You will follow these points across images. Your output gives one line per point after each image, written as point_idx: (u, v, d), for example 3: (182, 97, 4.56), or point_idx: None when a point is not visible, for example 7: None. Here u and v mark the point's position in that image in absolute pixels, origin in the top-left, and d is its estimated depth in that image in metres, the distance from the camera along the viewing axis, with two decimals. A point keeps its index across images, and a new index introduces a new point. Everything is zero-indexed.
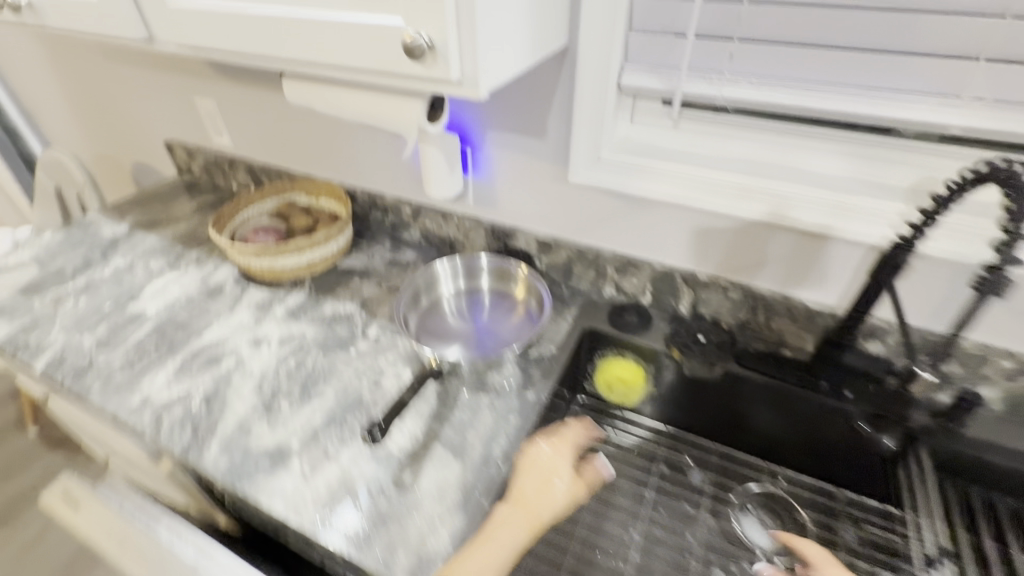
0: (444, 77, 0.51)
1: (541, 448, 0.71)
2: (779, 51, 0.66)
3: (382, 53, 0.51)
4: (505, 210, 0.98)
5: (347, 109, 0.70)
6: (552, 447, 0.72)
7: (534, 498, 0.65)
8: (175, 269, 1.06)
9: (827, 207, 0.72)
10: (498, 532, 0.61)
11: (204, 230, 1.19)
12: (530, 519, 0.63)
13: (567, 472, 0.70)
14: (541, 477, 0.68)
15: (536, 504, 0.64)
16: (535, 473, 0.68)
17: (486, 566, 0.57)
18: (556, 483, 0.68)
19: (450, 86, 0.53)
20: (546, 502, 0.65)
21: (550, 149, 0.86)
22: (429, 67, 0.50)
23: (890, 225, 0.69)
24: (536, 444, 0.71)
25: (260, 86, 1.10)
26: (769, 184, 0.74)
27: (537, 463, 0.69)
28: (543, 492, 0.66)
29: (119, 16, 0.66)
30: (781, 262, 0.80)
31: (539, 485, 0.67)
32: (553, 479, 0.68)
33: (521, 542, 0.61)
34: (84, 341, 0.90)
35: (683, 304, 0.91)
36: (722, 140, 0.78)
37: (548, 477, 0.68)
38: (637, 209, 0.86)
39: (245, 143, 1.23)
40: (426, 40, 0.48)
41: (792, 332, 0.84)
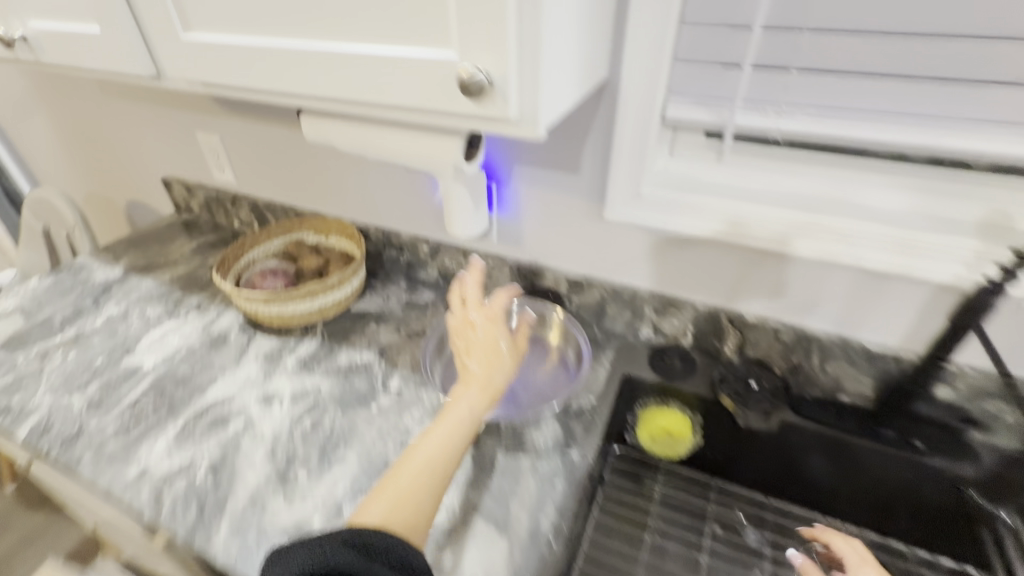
0: (500, 116, 0.46)
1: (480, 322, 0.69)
2: (842, 81, 0.61)
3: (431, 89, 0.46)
4: (532, 248, 0.92)
5: (374, 147, 0.64)
6: (487, 317, 0.70)
7: (481, 376, 0.65)
8: (174, 316, 0.99)
9: (893, 245, 0.67)
10: (455, 411, 0.61)
11: (206, 272, 1.11)
12: (482, 395, 0.64)
13: (508, 339, 0.69)
14: (486, 346, 0.67)
15: (483, 381, 0.65)
16: (477, 346, 0.67)
17: (444, 453, 0.58)
18: (501, 350, 0.68)
19: (503, 125, 0.47)
20: (496, 372, 0.66)
21: (584, 184, 0.81)
22: (484, 106, 0.45)
23: (964, 263, 0.64)
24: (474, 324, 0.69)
25: (267, 121, 1.04)
26: (827, 219, 0.70)
27: (480, 332, 0.69)
28: (489, 358, 0.67)
29: (126, 51, 0.61)
30: (838, 302, 0.75)
31: (483, 360, 0.66)
32: (495, 346, 0.67)
33: (477, 420, 0.63)
34: (73, 403, 0.82)
35: (728, 346, 0.84)
36: (771, 174, 0.73)
37: (496, 346, 0.68)
38: (679, 247, 0.81)
39: (249, 179, 1.17)
40: (485, 75, 0.43)
41: (851, 376, 0.78)
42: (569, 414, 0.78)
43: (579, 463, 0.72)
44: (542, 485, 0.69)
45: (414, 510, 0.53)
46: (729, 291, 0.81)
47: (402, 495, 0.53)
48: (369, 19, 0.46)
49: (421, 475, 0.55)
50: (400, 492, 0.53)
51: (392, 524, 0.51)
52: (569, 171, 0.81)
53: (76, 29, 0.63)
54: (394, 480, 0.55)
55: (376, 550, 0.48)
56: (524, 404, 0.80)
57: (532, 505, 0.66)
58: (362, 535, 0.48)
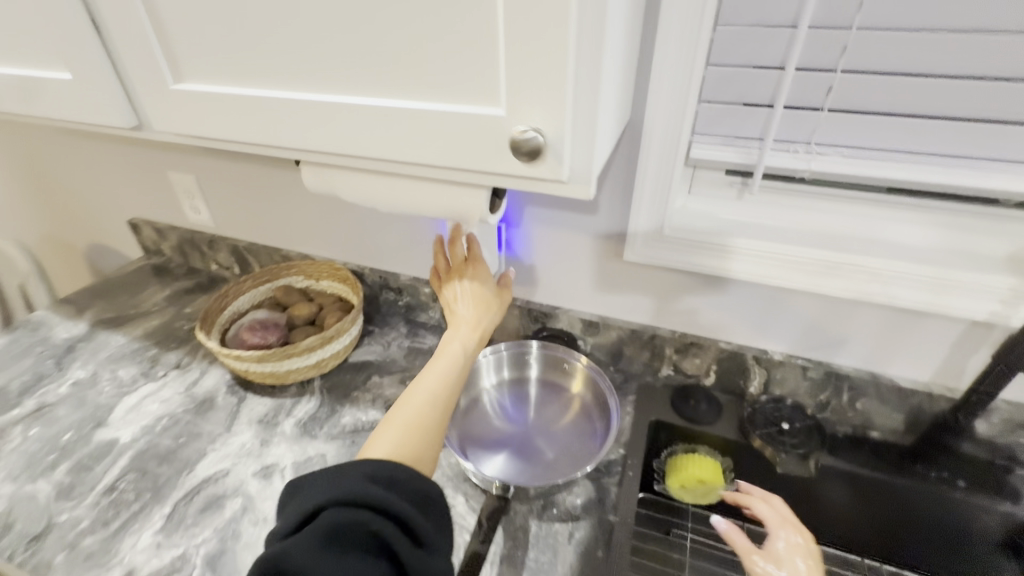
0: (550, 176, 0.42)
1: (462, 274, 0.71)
2: (873, 121, 0.60)
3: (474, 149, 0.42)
4: (544, 289, 0.88)
5: (388, 199, 0.59)
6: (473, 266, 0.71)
7: (471, 320, 0.66)
8: (151, 378, 0.89)
9: (926, 282, 0.65)
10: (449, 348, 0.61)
11: (183, 324, 1.02)
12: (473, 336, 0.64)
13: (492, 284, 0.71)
14: (471, 297, 0.68)
15: (472, 324, 0.66)
16: (464, 295, 0.69)
17: (445, 387, 0.58)
18: (487, 296, 0.69)
19: (551, 185, 0.43)
20: (483, 315, 0.67)
21: (602, 224, 0.77)
22: (534, 166, 0.41)
23: (999, 299, 0.63)
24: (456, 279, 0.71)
25: (250, 161, 0.97)
26: (858, 257, 0.67)
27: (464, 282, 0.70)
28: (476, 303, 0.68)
29: (102, 101, 0.53)
30: (866, 338, 0.73)
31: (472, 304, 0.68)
32: (483, 291, 0.69)
33: (471, 356, 0.63)
34: (39, 490, 0.72)
35: (754, 384, 0.82)
36: (794, 211, 0.72)
37: (481, 292, 0.70)
38: (702, 286, 0.78)
39: (229, 221, 1.09)
40: (538, 135, 0.39)
41: (880, 412, 0.76)
42: (600, 469, 0.73)
43: (618, 525, 0.66)
44: (583, 556, 0.63)
45: (423, 441, 0.52)
46: (755, 328, 0.79)
47: (408, 427, 0.52)
48: (399, 73, 0.42)
49: (423, 412, 0.54)
50: (406, 426, 0.52)
51: (405, 452, 0.50)
52: (586, 211, 0.77)
53: (41, 75, 0.56)
54: (397, 417, 0.54)
55: (392, 481, 0.46)
56: (549, 461, 0.75)
57: None
58: (378, 469, 0.47)
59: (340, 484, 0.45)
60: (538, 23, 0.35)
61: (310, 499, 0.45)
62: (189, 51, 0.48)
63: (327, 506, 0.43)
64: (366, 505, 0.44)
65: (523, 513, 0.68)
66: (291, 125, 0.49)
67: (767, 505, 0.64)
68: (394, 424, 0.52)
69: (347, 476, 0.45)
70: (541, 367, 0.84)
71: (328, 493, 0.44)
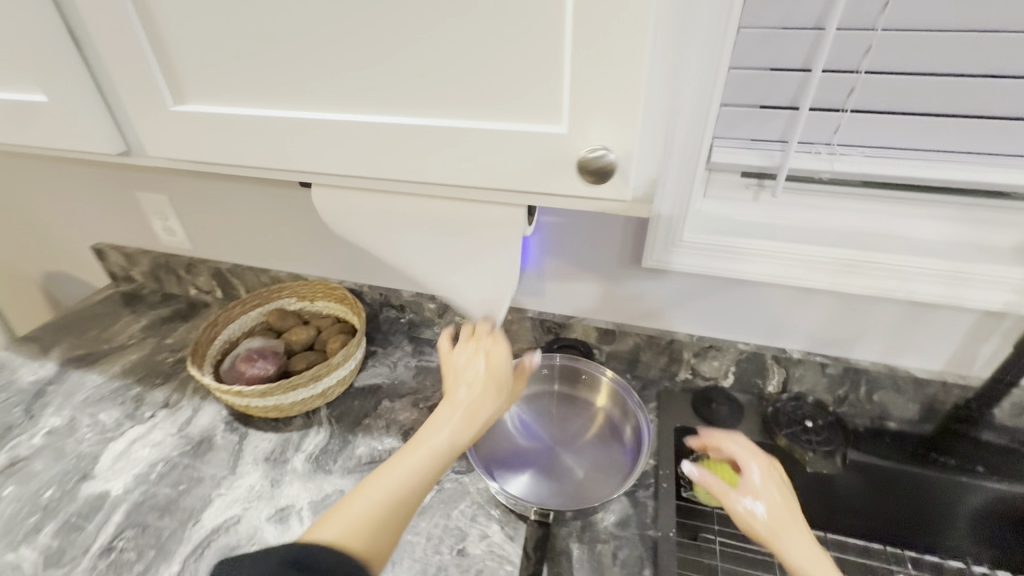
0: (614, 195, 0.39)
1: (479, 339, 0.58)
2: (894, 120, 0.60)
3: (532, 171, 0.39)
4: (558, 299, 0.87)
5: (411, 220, 0.55)
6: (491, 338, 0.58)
7: (470, 402, 0.54)
8: (138, 420, 0.82)
9: (944, 276, 0.66)
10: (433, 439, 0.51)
11: (166, 357, 0.94)
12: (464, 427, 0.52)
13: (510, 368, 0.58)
14: (480, 371, 0.55)
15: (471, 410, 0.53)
16: (472, 367, 0.55)
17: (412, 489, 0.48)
18: (499, 380, 0.56)
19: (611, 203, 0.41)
20: (487, 403, 0.54)
21: (620, 231, 0.76)
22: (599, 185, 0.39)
23: (1013, 290, 0.65)
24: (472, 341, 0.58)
25: (231, 178, 0.91)
26: (878, 255, 0.68)
27: (477, 349, 0.57)
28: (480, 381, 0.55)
29: (87, 124, 0.47)
30: (883, 333, 0.74)
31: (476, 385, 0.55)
32: (494, 375, 0.55)
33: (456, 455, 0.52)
34: (23, 559, 0.64)
35: (772, 383, 0.82)
36: (810, 210, 0.72)
37: (494, 371, 0.56)
38: (720, 289, 0.77)
39: (208, 242, 1.01)
40: (608, 152, 0.36)
41: (896, 403, 0.78)
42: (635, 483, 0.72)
43: (662, 541, 0.65)
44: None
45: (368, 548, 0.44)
46: (773, 328, 0.79)
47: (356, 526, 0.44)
48: (445, 92, 0.39)
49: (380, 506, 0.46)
50: (355, 522, 0.45)
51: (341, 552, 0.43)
52: (602, 219, 0.75)
53: (10, 96, 0.49)
54: (352, 505, 0.46)
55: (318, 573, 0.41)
56: (579, 481, 0.72)
57: None
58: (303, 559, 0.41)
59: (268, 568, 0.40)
60: (614, 35, 0.33)
61: None
62: (192, 67, 0.43)
63: None
64: None
65: (563, 537, 0.65)
66: (315, 146, 0.45)
67: (741, 440, 0.61)
68: (344, 518, 0.45)
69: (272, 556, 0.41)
70: (564, 381, 0.82)
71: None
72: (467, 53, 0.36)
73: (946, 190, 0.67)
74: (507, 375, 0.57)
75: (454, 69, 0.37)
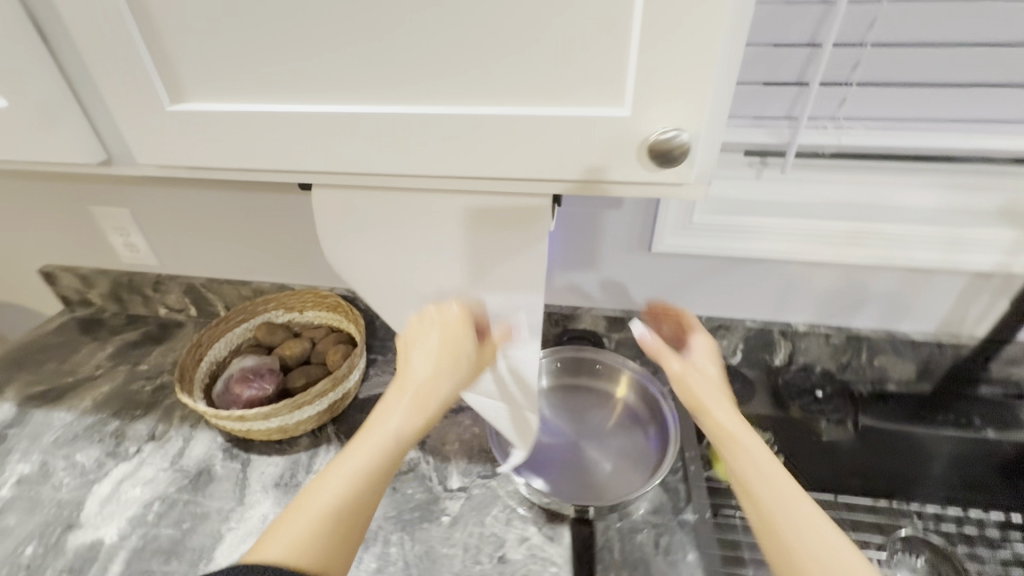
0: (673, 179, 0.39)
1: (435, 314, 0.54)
2: (898, 93, 0.64)
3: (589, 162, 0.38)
4: (562, 291, 0.85)
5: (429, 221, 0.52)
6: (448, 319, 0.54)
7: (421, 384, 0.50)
8: (122, 457, 0.75)
9: (941, 242, 0.69)
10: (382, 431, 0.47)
11: (143, 385, 0.86)
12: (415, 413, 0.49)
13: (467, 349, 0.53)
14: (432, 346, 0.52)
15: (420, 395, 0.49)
16: (424, 348, 0.52)
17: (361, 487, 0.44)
18: (458, 361, 0.52)
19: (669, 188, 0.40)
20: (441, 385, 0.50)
21: (628, 217, 0.75)
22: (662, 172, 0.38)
23: (1003, 251, 0.69)
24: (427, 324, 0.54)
25: (202, 185, 0.83)
26: (879, 225, 0.70)
27: (430, 326, 0.53)
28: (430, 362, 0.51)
29: (66, 131, 0.42)
30: (882, 300, 0.77)
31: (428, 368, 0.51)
32: (450, 356, 0.52)
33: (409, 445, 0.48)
34: None
35: (779, 357, 0.83)
36: (812, 184, 0.73)
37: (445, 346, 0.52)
38: (728, 268, 0.78)
39: (177, 256, 0.93)
40: (679, 134, 0.36)
41: (896, 366, 0.81)
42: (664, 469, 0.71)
43: (699, 524, 0.65)
44: (675, 563, 0.62)
45: (326, 540, 0.41)
46: (779, 303, 0.80)
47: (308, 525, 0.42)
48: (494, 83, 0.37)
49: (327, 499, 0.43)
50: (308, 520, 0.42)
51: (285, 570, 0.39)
52: (609, 205, 0.74)
53: None
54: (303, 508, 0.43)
55: None
56: (608, 475, 0.71)
57: None
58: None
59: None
60: (693, 9, 0.31)
61: None
62: (204, 60, 0.38)
63: None
64: None
65: (603, 531, 0.64)
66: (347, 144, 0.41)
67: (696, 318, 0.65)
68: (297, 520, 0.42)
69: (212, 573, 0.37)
70: (583, 372, 0.81)
71: None
72: (530, 33, 0.35)
73: (937, 159, 0.70)
74: (467, 353, 0.53)
75: (515, 52, 0.36)
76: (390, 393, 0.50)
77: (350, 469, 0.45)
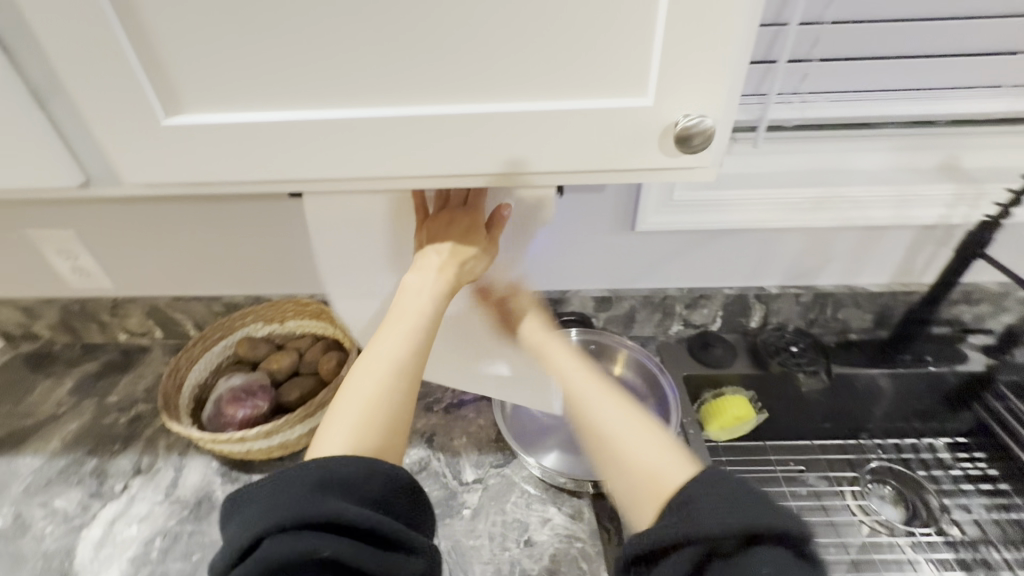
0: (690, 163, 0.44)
1: (435, 244, 0.58)
2: (851, 66, 0.72)
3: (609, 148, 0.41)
4: (550, 276, 0.87)
5: None
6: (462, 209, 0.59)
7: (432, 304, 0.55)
8: (109, 496, 0.70)
9: (892, 201, 0.76)
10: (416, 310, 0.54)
11: (117, 417, 0.81)
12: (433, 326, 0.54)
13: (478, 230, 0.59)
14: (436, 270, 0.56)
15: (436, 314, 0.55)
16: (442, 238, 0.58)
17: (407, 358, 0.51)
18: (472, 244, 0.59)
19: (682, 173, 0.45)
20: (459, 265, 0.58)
21: (611, 199, 0.77)
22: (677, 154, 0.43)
23: (944, 204, 0.76)
24: (427, 250, 0.58)
25: (163, 198, 0.78)
26: (839, 190, 0.76)
27: (445, 219, 0.59)
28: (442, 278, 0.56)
29: None
30: (842, 258, 0.84)
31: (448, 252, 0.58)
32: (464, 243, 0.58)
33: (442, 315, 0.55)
34: None
35: (754, 319, 0.90)
36: (776, 157, 0.78)
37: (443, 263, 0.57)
38: (707, 240, 0.82)
39: (135, 277, 0.86)
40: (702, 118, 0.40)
41: (856, 318, 0.89)
42: None
43: None
44: None
45: (375, 438, 0.46)
46: (753, 270, 0.86)
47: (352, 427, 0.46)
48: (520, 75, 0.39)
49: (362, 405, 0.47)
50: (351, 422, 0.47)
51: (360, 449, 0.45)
52: (592, 189, 0.76)
53: None
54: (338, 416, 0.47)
55: (342, 483, 0.42)
56: None
57: None
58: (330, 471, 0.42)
59: (283, 504, 0.40)
60: (708, 2, 0.35)
61: (248, 525, 0.40)
62: (209, 63, 0.38)
63: (270, 534, 0.39)
64: (311, 525, 0.39)
65: None
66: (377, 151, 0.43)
67: None
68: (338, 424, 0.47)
69: (291, 491, 0.41)
70: None
71: (268, 517, 0.40)
72: (563, 37, 0.37)
73: (884, 126, 0.77)
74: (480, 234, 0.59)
75: (545, 54, 0.38)
76: (404, 307, 0.54)
77: (379, 376, 0.49)
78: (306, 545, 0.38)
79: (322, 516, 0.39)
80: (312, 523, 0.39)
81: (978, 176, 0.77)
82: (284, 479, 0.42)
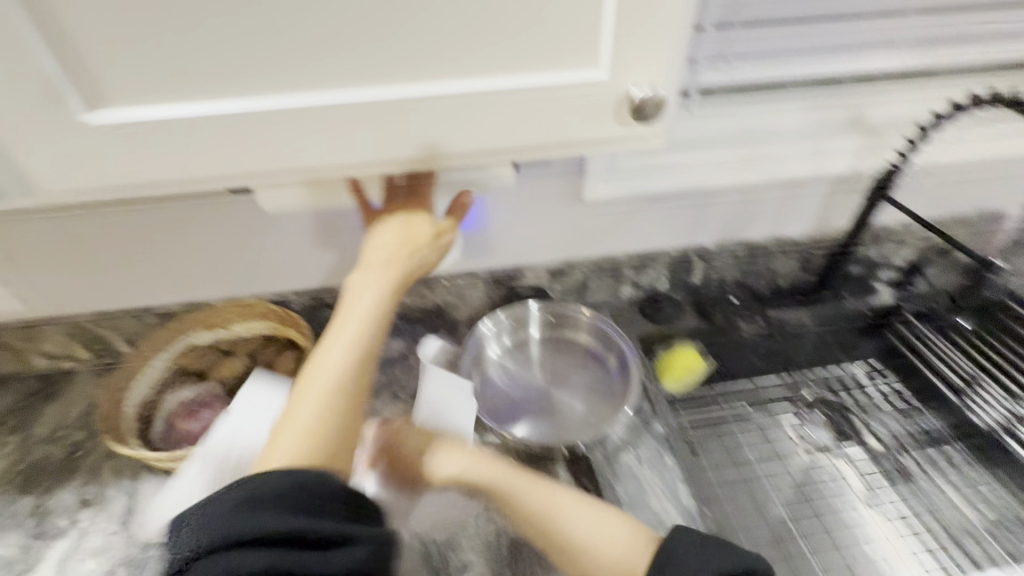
0: (638, 133, 0.48)
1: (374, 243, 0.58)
2: (769, 29, 0.77)
3: (567, 120, 0.45)
4: (504, 252, 0.87)
5: None
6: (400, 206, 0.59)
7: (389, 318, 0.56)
8: (56, 534, 0.65)
9: (808, 155, 0.83)
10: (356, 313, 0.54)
11: (49, 449, 0.74)
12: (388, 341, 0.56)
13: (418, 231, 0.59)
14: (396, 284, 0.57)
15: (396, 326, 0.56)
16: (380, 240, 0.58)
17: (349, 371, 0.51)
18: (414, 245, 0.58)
19: (632, 142, 0.49)
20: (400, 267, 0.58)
21: (559, 171, 0.78)
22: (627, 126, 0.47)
23: (851, 156, 0.85)
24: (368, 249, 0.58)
25: (73, 205, 0.70)
26: (763, 147, 0.82)
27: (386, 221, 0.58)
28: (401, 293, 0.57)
29: None
30: (770, 212, 0.91)
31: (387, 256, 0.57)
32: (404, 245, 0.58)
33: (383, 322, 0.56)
34: None
35: (696, 275, 0.95)
36: (709, 118, 0.81)
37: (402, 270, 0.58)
38: (651, 204, 0.85)
39: (50, 295, 0.78)
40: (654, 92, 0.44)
41: (784, 266, 0.97)
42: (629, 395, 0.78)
43: (669, 433, 0.74)
44: (656, 468, 0.71)
45: (317, 456, 0.46)
46: (692, 230, 0.91)
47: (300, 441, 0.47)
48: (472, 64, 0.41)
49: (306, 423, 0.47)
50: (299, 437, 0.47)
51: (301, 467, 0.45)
52: (540, 162, 0.77)
53: None
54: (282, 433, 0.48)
55: (278, 499, 0.42)
56: (583, 413, 0.77)
57: (662, 489, 0.69)
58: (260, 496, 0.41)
59: (215, 523, 0.41)
60: None
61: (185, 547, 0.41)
62: (148, 58, 0.38)
63: (203, 556, 0.40)
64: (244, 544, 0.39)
65: (592, 461, 0.71)
66: (336, 136, 0.43)
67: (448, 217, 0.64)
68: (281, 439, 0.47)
69: (223, 511, 0.41)
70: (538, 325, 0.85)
71: (202, 536, 0.40)
72: (517, 20, 0.40)
73: (800, 84, 0.82)
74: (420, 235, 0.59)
75: (499, 36, 0.40)
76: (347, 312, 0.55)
77: (320, 393, 0.49)
78: (237, 563, 0.38)
79: (256, 533, 0.39)
80: (251, 540, 0.39)
81: (880, 127, 0.85)
82: (218, 500, 0.42)
